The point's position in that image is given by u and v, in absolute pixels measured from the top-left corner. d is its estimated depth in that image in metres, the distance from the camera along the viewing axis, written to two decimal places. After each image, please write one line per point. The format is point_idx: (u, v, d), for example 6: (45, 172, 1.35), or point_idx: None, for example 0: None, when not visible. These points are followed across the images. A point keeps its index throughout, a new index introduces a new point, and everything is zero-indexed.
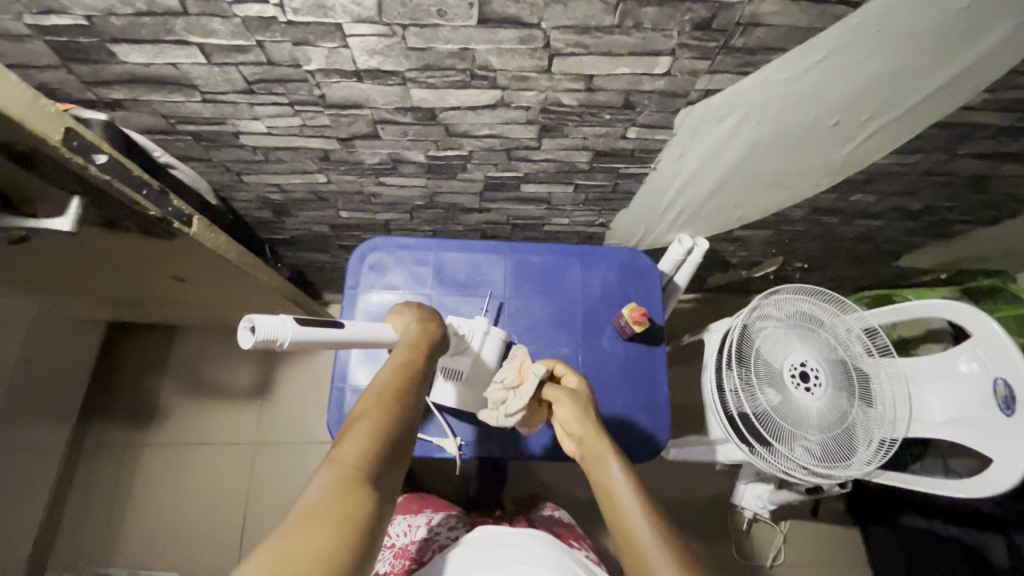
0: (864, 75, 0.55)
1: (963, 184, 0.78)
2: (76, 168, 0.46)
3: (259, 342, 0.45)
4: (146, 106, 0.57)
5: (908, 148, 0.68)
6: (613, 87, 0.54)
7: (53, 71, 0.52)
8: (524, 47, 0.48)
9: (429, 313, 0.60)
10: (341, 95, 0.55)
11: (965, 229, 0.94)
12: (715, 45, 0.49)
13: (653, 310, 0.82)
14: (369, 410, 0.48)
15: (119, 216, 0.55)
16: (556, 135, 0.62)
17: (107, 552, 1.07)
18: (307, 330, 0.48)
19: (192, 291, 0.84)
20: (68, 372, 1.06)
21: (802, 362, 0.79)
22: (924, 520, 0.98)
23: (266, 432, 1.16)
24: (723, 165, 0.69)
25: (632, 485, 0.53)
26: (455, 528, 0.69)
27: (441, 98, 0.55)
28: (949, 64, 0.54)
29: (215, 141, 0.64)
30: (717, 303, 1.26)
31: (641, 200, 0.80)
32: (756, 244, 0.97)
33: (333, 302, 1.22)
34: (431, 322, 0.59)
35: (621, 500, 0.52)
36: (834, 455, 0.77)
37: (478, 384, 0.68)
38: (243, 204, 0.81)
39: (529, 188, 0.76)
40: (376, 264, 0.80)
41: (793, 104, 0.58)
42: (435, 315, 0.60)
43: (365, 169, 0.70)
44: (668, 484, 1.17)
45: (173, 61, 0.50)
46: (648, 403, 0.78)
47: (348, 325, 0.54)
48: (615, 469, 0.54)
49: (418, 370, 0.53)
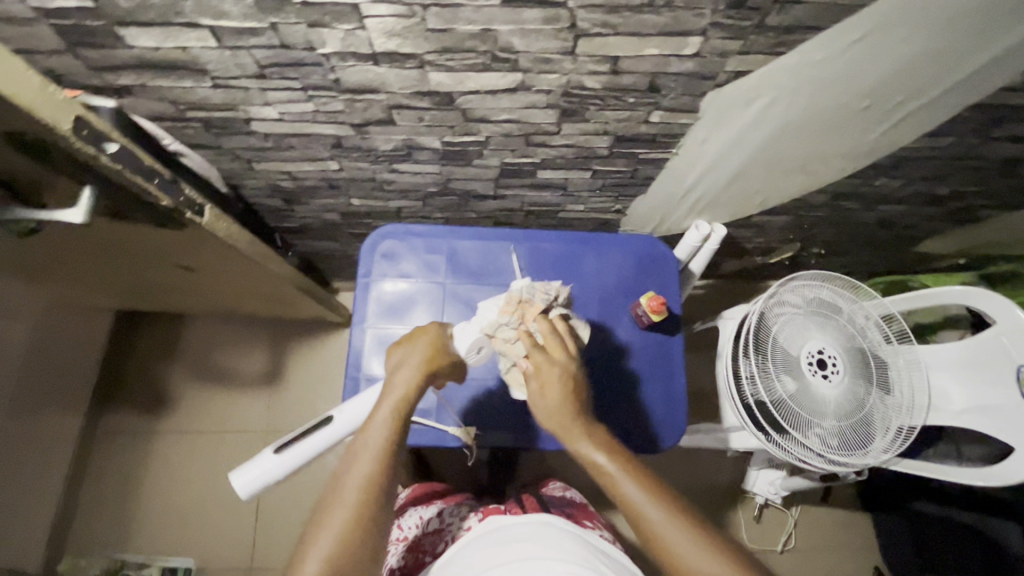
0: (901, 55, 0.52)
1: (993, 169, 0.76)
2: (87, 158, 0.45)
3: (262, 482, 0.58)
4: (155, 92, 0.56)
5: (941, 132, 0.65)
6: (639, 69, 0.52)
7: (59, 56, 0.50)
8: (549, 27, 0.46)
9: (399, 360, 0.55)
10: (356, 79, 0.53)
11: (990, 214, 0.91)
12: (748, 24, 0.47)
13: (670, 298, 0.80)
14: (346, 511, 0.46)
15: (131, 207, 0.54)
16: (576, 119, 0.60)
17: (123, 538, 1.08)
18: (285, 459, 0.58)
19: (202, 280, 0.83)
20: (78, 361, 1.06)
21: (820, 350, 0.78)
22: (937, 507, 0.97)
23: (277, 419, 1.17)
24: (747, 149, 0.66)
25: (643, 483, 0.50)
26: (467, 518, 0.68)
27: (459, 82, 0.53)
28: (992, 43, 0.52)
29: (226, 128, 0.62)
30: (730, 290, 1.25)
31: (659, 185, 0.78)
32: (773, 230, 0.95)
33: (342, 290, 1.21)
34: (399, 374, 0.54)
35: (633, 499, 0.49)
36: (852, 443, 0.76)
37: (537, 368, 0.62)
38: (253, 192, 0.79)
39: (546, 174, 0.74)
40: (388, 253, 0.79)
41: (825, 86, 0.56)
42: (404, 363, 0.55)
43: (378, 156, 0.68)
44: (679, 470, 1.17)
45: (183, 44, 0.48)
46: (665, 392, 0.77)
47: (337, 415, 0.59)
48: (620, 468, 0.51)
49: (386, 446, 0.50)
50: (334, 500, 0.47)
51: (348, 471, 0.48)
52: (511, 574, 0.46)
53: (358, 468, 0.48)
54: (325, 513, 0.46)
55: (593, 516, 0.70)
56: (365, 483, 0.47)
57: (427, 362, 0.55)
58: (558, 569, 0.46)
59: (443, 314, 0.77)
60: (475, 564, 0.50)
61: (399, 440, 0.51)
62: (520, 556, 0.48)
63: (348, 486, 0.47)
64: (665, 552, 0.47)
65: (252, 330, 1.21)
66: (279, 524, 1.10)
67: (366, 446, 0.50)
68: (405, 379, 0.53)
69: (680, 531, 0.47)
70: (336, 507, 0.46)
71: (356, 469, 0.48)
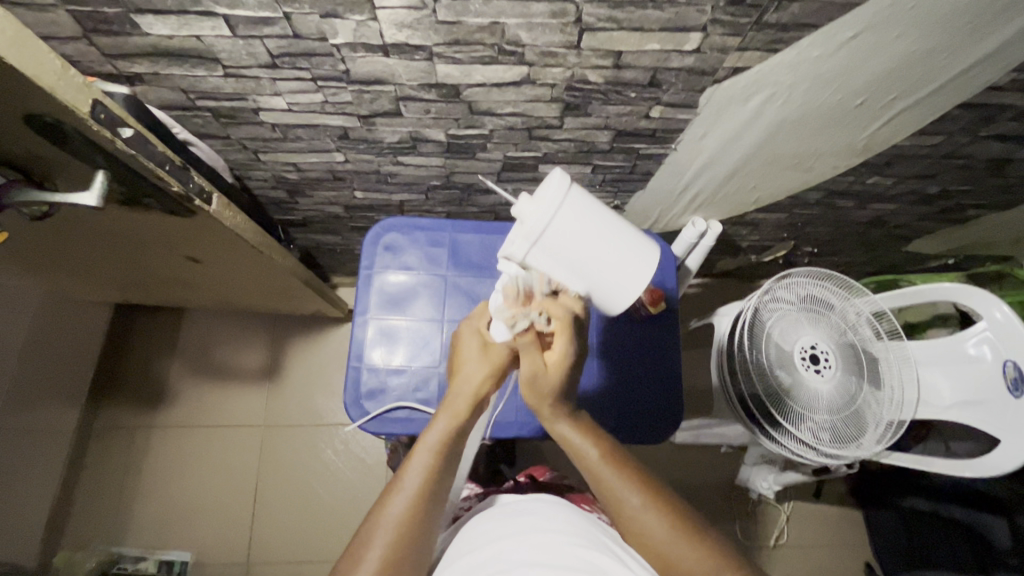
0: (895, 54, 0.55)
1: (981, 168, 0.78)
2: (103, 141, 0.45)
3: None
4: (167, 80, 0.57)
5: (931, 130, 0.68)
6: (641, 64, 0.54)
7: (74, 42, 0.51)
8: (555, 21, 0.48)
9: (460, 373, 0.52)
10: (365, 70, 0.54)
11: (977, 214, 0.94)
12: (747, 20, 0.49)
13: (667, 292, 0.82)
14: (387, 535, 0.45)
15: (142, 193, 0.54)
16: (578, 113, 0.62)
17: (122, 530, 1.08)
18: None
19: (205, 271, 0.84)
20: (75, 354, 1.05)
21: (813, 345, 0.80)
22: (928, 502, 0.99)
23: (276, 413, 1.17)
24: (745, 146, 0.68)
25: (640, 493, 0.49)
26: (470, 499, 0.70)
27: (467, 75, 0.55)
28: (979, 44, 0.54)
29: (234, 118, 0.63)
30: (725, 288, 1.26)
31: (657, 180, 0.79)
32: (768, 228, 0.97)
33: (341, 285, 1.22)
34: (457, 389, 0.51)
35: (633, 511, 0.49)
36: (845, 436, 0.78)
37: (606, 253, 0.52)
38: (258, 183, 0.80)
39: (548, 169, 0.76)
40: (391, 245, 0.80)
41: (821, 84, 0.58)
42: (462, 376, 0.52)
43: (384, 148, 0.70)
44: (674, 465, 1.18)
45: (198, 33, 0.49)
46: (663, 383, 0.78)
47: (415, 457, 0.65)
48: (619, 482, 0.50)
49: (432, 471, 0.48)
50: (368, 534, 0.46)
51: (384, 505, 0.47)
52: (516, 543, 0.47)
53: (395, 503, 0.47)
54: (364, 538, 0.45)
55: (589, 498, 0.71)
56: (402, 521, 0.46)
57: (477, 390, 0.51)
58: (563, 540, 0.47)
59: (446, 306, 0.78)
60: (476, 537, 0.51)
61: (443, 471, 0.49)
62: (521, 529, 0.49)
63: (383, 521, 0.46)
64: (652, 550, 0.48)
65: (251, 325, 1.21)
66: (277, 517, 1.11)
67: (405, 481, 0.48)
68: (455, 403, 0.50)
69: (670, 530, 0.48)
70: (378, 533, 0.45)
71: (393, 504, 0.47)
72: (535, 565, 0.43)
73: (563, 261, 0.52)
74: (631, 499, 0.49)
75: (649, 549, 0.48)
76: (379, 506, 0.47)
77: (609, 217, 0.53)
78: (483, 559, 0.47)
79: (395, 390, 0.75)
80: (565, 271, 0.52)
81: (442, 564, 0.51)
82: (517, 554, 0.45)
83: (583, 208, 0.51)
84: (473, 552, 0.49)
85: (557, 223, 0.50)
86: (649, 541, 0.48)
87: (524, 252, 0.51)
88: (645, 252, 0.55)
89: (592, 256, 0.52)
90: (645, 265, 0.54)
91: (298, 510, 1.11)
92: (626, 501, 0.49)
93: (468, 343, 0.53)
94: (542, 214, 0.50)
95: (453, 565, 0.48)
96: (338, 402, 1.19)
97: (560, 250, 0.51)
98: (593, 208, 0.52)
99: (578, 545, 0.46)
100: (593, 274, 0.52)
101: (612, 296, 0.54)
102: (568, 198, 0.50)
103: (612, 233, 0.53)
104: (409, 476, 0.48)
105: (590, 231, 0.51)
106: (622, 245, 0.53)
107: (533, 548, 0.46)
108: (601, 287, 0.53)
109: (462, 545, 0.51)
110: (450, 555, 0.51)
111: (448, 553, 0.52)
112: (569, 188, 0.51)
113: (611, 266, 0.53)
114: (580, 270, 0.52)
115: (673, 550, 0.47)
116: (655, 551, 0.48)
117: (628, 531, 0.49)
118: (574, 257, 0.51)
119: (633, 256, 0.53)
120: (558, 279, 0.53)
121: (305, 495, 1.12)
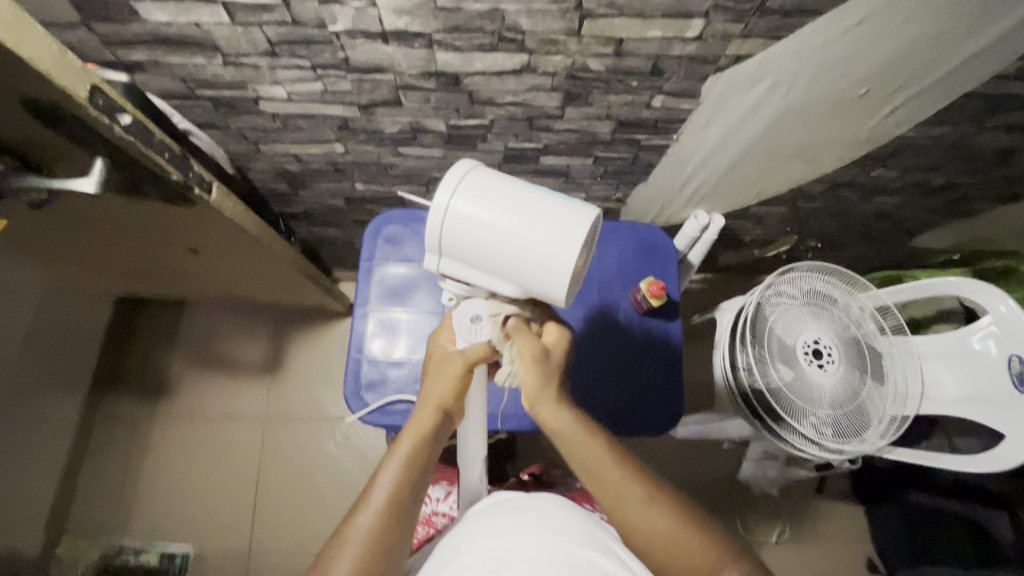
0: (898, 41, 0.54)
1: (986, 159, 0.77)
2: (101, 127, 0.45)
3: None
4: (167, 68, 0.57)
5: (935, 120, 0.67)
6: (642, 51, 0.53)
7: (74, 30, 0.51)
8: (556, 7, 0.47)
9: (431, 382, 0.53)
10: (365, 57, 0.54)
11: (983, 208, 0.93)
12: (749, 6, 0.48)
13: (670, 286, 0.81)
14: (356, 549, 0.45)
15: (140, 181, 0.54)
16: (580, 102, 0.61)
17: (124, 522, 1.09)
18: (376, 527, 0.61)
19: (206, 264, 0.83)
20: (79, 347, 1.06)
21: (815, 340, 0.79)
22: (930, 497, 0.99)
23: (277, 407, 1.17)
24: (747, 136, 0.68)
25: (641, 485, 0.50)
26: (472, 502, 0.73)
27: (466, 63, 0.54)
28: (983, 31, 0.54)
29: (234, 108, 0.63)
30: (728, 283, 1.25)
31: (659, 172, 0.79)
32: (771, 222, 0.96)
33: (343, 279, 1.22)
34: (428, 398, 0.52)
35: (630, 505, 0.49)
36: (847, 431, 0.77)
37: (516, 245, 0.45)
38: (259, 175, 0.80)
39: (548, 160, 0.75)
40: (392, 237, 0.79)
41: (825, 73, 0.57)
42: (432, 384, 0.53)
43: (384, 139, 0.69)
44: (676, 461, 1.18)
45: (197, 20, 0.50)
46: (664, 378, 0.77)
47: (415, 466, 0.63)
48: (622, 479, 0.50)
49: (401, 482, 0.48)
50: (337, 547, 0.46)
51: (353, 519, 0.47)
52: (516, 542, 0.46)
53: (362, 516, 0.47)
54: (333, 551, 0.46)
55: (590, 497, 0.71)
56: (369, 535, 0.46)
57: (441, 400, 0.52)
58: (562, 540, 0.46)
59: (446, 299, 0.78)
60: (471, 536, 0.50)
61: (412, 483, 0.49)
62: (521, 527, 0.48)
63: (352, 536, 0.46)
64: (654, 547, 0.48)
65: (253, 319, 1.22)
66: (279, 508, 1.11)
67: (374, 494, 0.48)
68: (423, 411, 0.51)
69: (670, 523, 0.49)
70: (347, 544, 0.46)
71: (361, 517, 0.47)
72: (532, 564, 0.43)
73: (471, 260, 0.47)
74: (634, 491, 0.50)
75: (659, 548, 0.48)
76: (347, 520, 0.47)
77: (520, 191, 0.46)
78: (480, 556, 0.46)
79: (395, 382, 0.75)
80: (482, 269, 0.48)
81: (437, 565, 0.50)
82: (513, 554, 0.45)
83: (483, 193, 0.45)
84: (470, 550, 0.48)
85: (455, 222, 0.45)
86: (660, 541, 0.48)
87: (438, 260, 0.49)
88: (572, 214, 0.45)
89: (499, 247, 0.45)
90: (568, 237, 0.44)
91: (298, 503, 1.11)
92: (632, 497, 0.50)
93: (435, 355, 0.54)
94: (435, 215, 0.46)
95: (452, 562, 0.48)
96: (339, 395, 1.19)
97: (465, 247, 0.46)
98: (500, 192, 0.46)
99: (579, 546, 0.46)
100: (507, 261, 0.46)
101: (541, 285, 0.46)
102: (460, 189, 0.45)
103: (520, 210, 0.45)
104: (378, 489, 0.48)
105: (492, 218, 0.45)
106: (541, 229, 0.45)
107: (533, 543, 0.45)
108: (524, 275, 0.46)
109: (458, 544, 0.51)
110: (446, 554, 0.50)
111: (441, 552, 0.52)
112: (463, 175, 0.46)
113: (523, 248, 0.45)
114: (492, 261, 0.47)
115: (676, 540, 0.48)
116: (661, 552, 0.48)
117: (631, 530, 0.49)
118: (484, 255, 0.46)
119: (550, 229, 0.45)
120: (478, 279, 0.49)
121: (306, 489, 1.12)
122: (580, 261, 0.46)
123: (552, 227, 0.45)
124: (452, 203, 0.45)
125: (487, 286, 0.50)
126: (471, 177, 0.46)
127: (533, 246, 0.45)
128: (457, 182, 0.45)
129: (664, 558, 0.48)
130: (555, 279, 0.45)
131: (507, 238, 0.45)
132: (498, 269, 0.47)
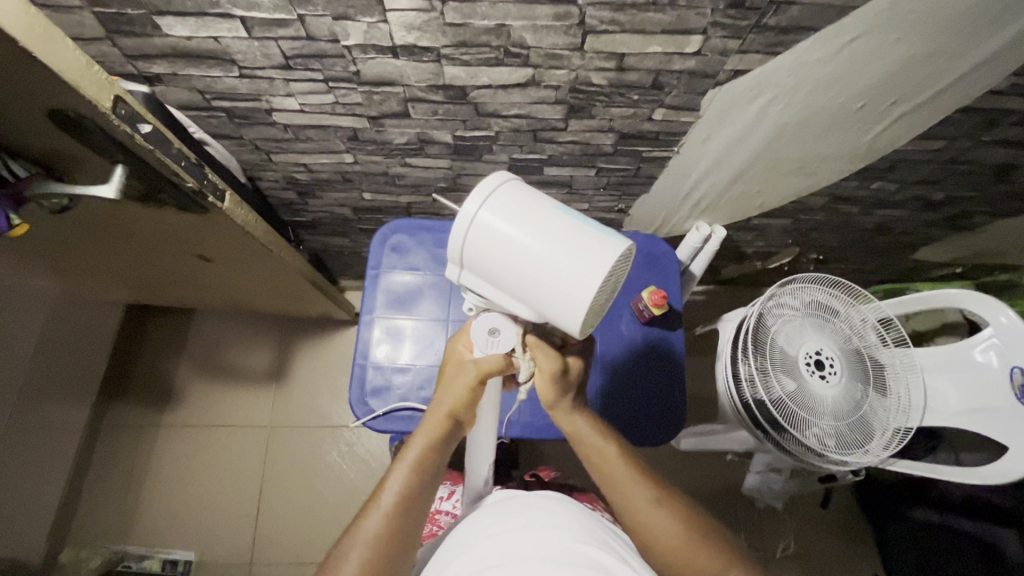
0: (894, 57, 0.56)
1: (984, 173, 0.78)
2: (122, 135, 0.47)
3: None
4: (185, 81, 0.59)
5: (933, 134, 0.68)
6: (643, 66, 0.55)
7: (97, 43, 0.54)
8: (560, 24, 0.49)
9: (444, 388, 0.53)
10: (375, 71, 0.56)
11: (983, 221, 0.94)
12: (747, 23, 0.50)
13: (671, 296, 0.82)
14: (363, 550, 0.46)
15: (156, 188, 0.56)
16: (582, 115, 0.63)
17: (127, 529, 1.09)
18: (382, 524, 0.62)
19: (215, 271, 0.85)
20: (89, 353, 1.08)
21: (818, 351, 0.79)
22: (936, 513, 0.96)
23: (281, 414, 1.18)
24: (748, 149, 0.69)
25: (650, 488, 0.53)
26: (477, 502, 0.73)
27: (473, 76, 0.56)
28: (977, 48, 0.55)
29: (248, 119, 0.65)
30: (730, 294, 1.26)
31: (662, 184, 0.80)
32: (773, 233, 0.97)
33: (348, 287, 1.23)
34: (440, 405, 0.52)
35: (639, 504, 0.52)
36: (850, 443, 0.77)
37: (537, 270, 0.43)
38: (269, 184, 0.83)
39: (552, 171, 0.77)
40: (398, 246, 0.81)
41: (823, 87, 0.59)
42: (444, 391, 0.53)
43: (392, 150, 0.71)
44: (679, 473, 1.17)
45: (215, 34, 0.52)
46: (667, 386, 0.78)
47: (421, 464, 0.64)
48: (634, 480, 0.53)
49: (410, 485, 0.49)
50: (345, 546, 0.47)
51: (362, 521, 0.48)
52: (518, 540, 0.46)
53: (372, 518, 0.48)
54: (342, 552, 0.47)
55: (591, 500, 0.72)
56: (378, 537, 0.47)
57: (452, 408, 0.52)
58: (564, 538, 0.46)
59: (452, 306, 0.79)
60: (474, 534, 0.51)
61: (420, 487, 0.50)
62: (524, 525, 0.48)
63: (361, 537, 0.47)
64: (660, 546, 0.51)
65: (259, 327, 1.23)
66: (281, 516, 1.11)
67: (383, 497, 0.49)
68: (434, 417, 0.52)
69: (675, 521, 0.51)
70: (356, 545, 0.47)
71: (370, 519, 0.48)
72: (534, 559, 0.43)
73: (490, 277, 0.46)
74: (644, 493, 0.53)
75: (666, 550, 0.51)
76: (357, 522, 0.48)
77: (550, 212, 0.44)
78: (482, 553, 0.46)
79: (399, 389, 0.76)
80: (501, 288, 0.47)
81: (440, 563, 0.50)
82: (516, 551, 0.45)
83: (512, 209, 0.44)
84: (473, 547, 0.48)
85: (479, 235, 0.44)
86: (668, 541, 0.51)
87: (459, 271, 0.49)
88: (600, 243, 0.43)
89: (519, 269, 0.44)
90: (591, 265, 0.42)
91: (301, 511, 1.12)
92: (641, 498, 0.52)
93: (450, 362, 0.54)
94: (460, 225, 0.45)
95: (455, 561, 0.48)
96: (342, 403, 1.19)
97: (485, 263, 0.45)
98: (529, 210, 0.44)
99: (581, 543, 0.46)
100: (527, 282, 0.44)
101: (556, 313, 0.44)
102: (488, 202, 0.44)
103: (545, 233, 0.43)
104: (387, 491, 0.49)
105: (516, 238, 0.43)
106: (565, 257, 0.43)
107: (532, 542, 0.46)
108: (541, 300, 0.45)
109: (461, 542, 0.51)
110: (450, 551, 0.51)
111: (446, 549, 0.52)
112: (494, 188, 0.45)
113: (542, 273, 0.43)
114: (510, 281, 0.45)
115: (683, 539, 0.51)
116: (668, 553, 0.51)
117: (640, 527, 0.52)
118: (504, 274, 0.45)
119: (573, 255, 0.42)
120: (496, 298, 0.48)
121: (308, 497, 1.13)
122: (601, 293, 0.44)
123: (576, 257, 0.43)
124: (478, 216, 0.44)
125: (504, 304, 0.48)
126: (505, 190, 0.45)
127: (553, 272, 0.43)
128: (487, 195, 0.44)
129: (671, 558, 0.51)
130: (572, 308, 0.43)
131: (528, 260, 0.43)
132: (516, 290, 0.46)
